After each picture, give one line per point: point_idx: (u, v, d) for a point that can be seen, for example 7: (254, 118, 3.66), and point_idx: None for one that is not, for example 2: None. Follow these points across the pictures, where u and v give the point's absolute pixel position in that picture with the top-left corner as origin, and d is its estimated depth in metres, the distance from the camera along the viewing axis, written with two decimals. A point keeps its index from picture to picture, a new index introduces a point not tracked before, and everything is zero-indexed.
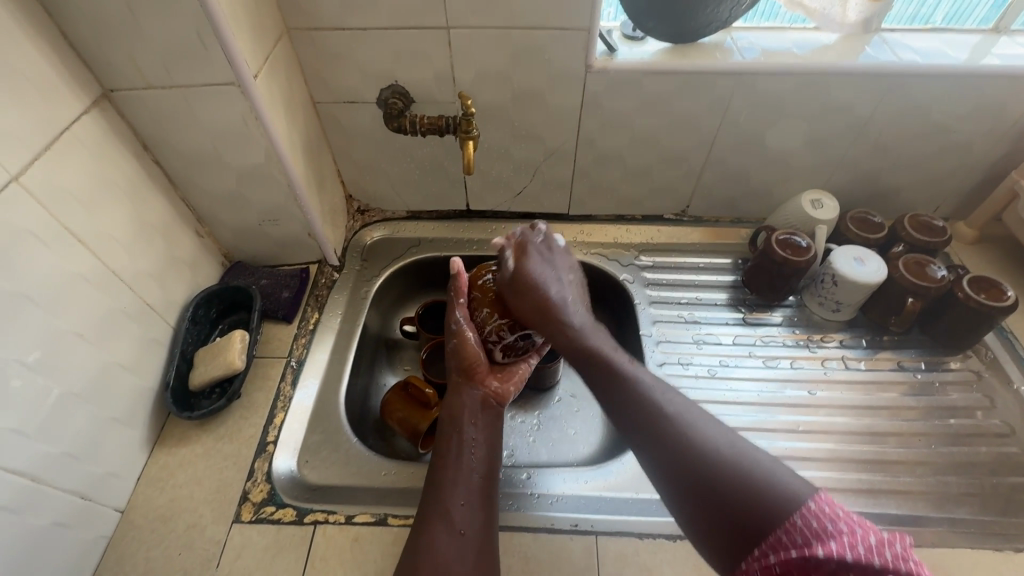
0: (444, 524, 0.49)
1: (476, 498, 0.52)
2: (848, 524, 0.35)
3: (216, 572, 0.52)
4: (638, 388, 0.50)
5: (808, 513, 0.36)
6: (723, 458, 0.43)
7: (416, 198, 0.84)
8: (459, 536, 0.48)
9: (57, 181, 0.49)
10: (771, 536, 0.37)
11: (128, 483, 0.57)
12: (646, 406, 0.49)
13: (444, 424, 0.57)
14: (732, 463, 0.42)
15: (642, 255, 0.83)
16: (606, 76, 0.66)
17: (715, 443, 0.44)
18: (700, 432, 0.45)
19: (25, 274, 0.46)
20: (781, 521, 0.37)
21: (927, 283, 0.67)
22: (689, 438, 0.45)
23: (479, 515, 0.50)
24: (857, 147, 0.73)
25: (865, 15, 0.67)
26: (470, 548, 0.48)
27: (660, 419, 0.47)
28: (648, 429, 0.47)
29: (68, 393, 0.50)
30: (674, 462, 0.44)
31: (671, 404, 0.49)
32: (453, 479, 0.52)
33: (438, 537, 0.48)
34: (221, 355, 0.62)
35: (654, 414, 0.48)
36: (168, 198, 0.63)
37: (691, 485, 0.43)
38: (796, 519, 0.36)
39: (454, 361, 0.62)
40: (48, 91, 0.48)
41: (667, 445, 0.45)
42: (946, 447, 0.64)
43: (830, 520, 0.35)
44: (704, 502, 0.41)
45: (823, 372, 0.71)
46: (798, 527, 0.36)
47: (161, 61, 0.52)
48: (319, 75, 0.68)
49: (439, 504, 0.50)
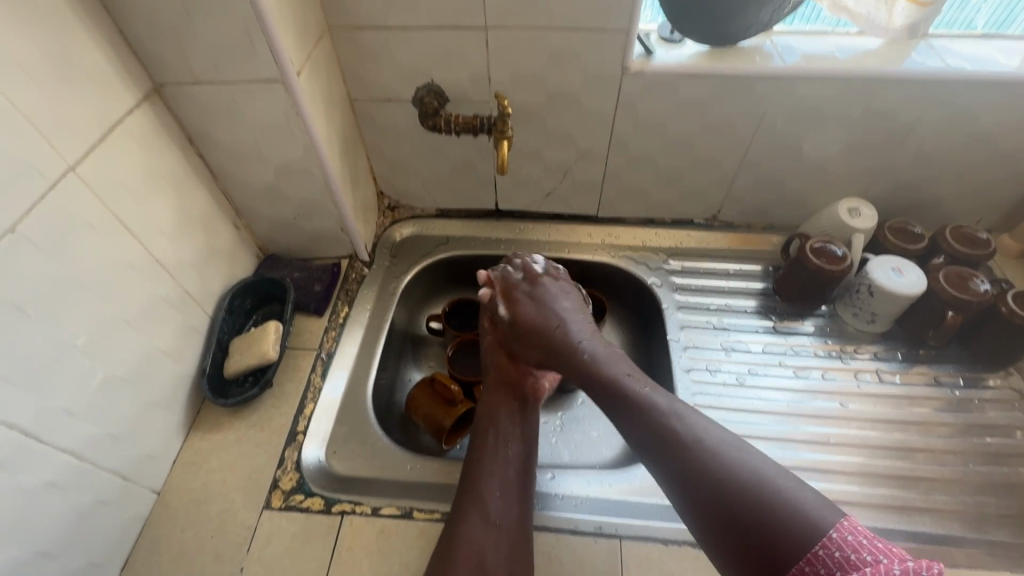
0: (480, 514, 0.50)
1: (511, 491, 0.53)
2: (874, 554, 0.36)
3: (246, 556, 0.54)
4: (655, 413, 0.49)
5: (832, 544, 0.37)
6: (744, 483, 0.42)
7: (445, 196, 0.85)
8: (494, 526, 0.50)
9: (109, 172, 0.51)
10: (794, 566, 0.38)
11: (164, 466, 0.58)
12: (664, 430, 0.48)
13: (480, 416, 0.59)
14: (755, 487, 0.42)
15: (671, 259, 0.82)
16: (642, 78, 0.65)
17: (737, 464, 0.44)
18: (722, 452, 0.45)
19: (78, 261, 0.48)
20: (804, 552, 0.38)
21: (970, 296, 0.65)
22: (709, 461, 0.44)
23: (514, 510, 0.51)
24: (899, 155, 0.71)
25: (912, 20, 0.64)
26: (504, 540, 0.49)
27: (678, 441, 0.46)
28: (667, 455, 0.46)
29: (113, 376, 0.51)
30: (695, 488, 0.44)
31: (688, 423, 0.48)
32: (489, 474, 0.54)
33: (473, 529, 0.49)
34: (255, 345, 0.64)
35: (672, 437, 0.47)
36: (209, 190, 0.65)
37: (712, 512, 0.43)
38: (818, 551, 0.38)
39: (490, 362, 0.64)
40: (104, 85, 0.50)
41: (686, 472, 0.45)
42: (983, 467, 0.62)
43: (854, 549, 0.37)
44: (725, 530, 0.42)
45: (856, 384, 0.69)
46: (822, 559, 0.37)
47: (209, 58, 0.53)
48: (357, 73, 0.69)
49: (476, 496, 0.52)
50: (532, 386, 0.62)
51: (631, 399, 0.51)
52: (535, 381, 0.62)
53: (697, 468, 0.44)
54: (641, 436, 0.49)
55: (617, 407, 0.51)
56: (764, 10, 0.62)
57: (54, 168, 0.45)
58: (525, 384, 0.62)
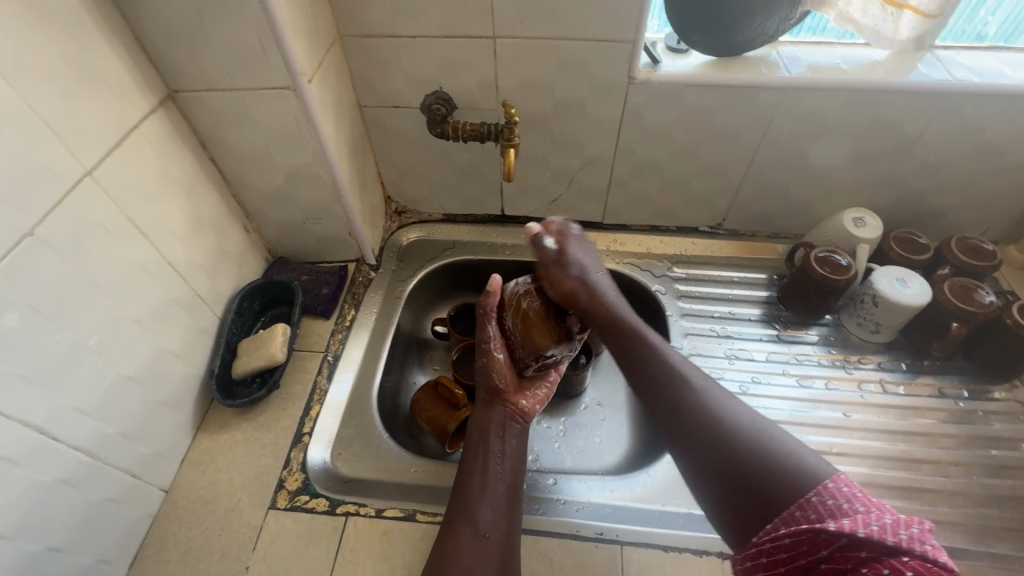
0: (469, 525, 0.50)
1: (501, 507, 0.52)
2: (865, 506, 0.34)
3: (252, 555, 0.54)
4: (667, 366, 0.50)
5: (823, 491, 0.36)
6: (746, 432, 0.42)
7: (452, 201, 0.86)
8: (482, 539, 0.49)
9: (124, 175, 0.52)
10: (785, 509, 0.36)
11: (173, 464, 0.59)
12: (674, 383, 0.48)
13: (473, 433, 0.58)
14: (755, 438, 0.41)
15: (676, 267, 0.83)
16: (648, 88, 0.66)
17: (742, 418, 0.43)
18: (728, 410, 0.44)
19: (93, 262, 0.49)
20: (798, 497, 0.36)
21: (975, 308, 0.65)
22: (713, 413, 0.44)
23: (504, 525, 0.51)
24: (904, 166, 0.71)
25: (918, 32, 0.63)
26: (494, 554, 0.48)
27: (685, 392, 0.47)
28: (673, 407, 0.46)
29: (125, 376, 0.52)
30: (696, 438, 0.43)
31: (698, 380, 0.48)
32: (479, 488, 0.53)
33: (463, 544, 0.48)
34: (263, 347, 0.65)
35: (680, 389, 0.47)
36: (220, 193, 0.66)
37: (709, 460, 0.42)
38: (811, 496, 0.36)
39: (482, 379, 0.62)
40: (121, 91, 0.51)
41: (689, 422, 0.44)
42: (987, 479, 0.62)
43: (846, 500, 0.35)
44: (719, 478, 0.41)
45: (859, 395, 0.69)
46: (812, 504, 0.36)
47: (223, 65, 0.54)
48: (367, 81, 0.70)
49: (467, 508, 0.51)
50: (523, 407, 0.61)
51: (645, 353, 0.52)
52: (525, 403, 0.62)
53: (702, 419, 0.44)
54: (649, 387, 0.49)
55: (630, 362, 0.52)
56: (770, 20, 0.63)
57: (72, 171, 0.46)
58: (517, 404, 0.61)
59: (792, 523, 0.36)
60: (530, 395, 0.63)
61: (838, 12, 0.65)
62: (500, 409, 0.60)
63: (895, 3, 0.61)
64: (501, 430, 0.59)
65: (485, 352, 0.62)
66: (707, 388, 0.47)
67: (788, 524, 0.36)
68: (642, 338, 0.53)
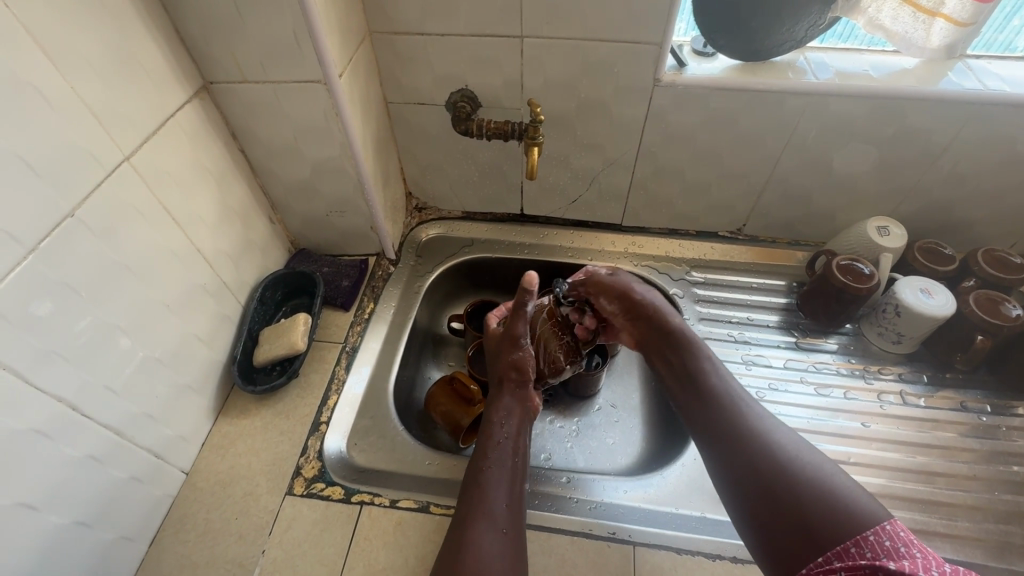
0: (488, 521, 0.48)
1: (516, 501, 0.51)
2: (922, 552, 0.35)
3: (268, 539, 0.55)
4: (724, 395, 0.52)
5: (881, 532, 0.37)
6: (801, 467, 0.44)
7: (472, 199, 0.87)
8: (502, 534, 0.47)
9: (159, 163, 0.53)
10: (839, 545, 0.38)
11: (194, 447, 0.61)
12: (728, 410, 0.50)
13: (490, 427, 0.56)
14: (810, 474, 0.43)
15: (694, 271, 0.82)
16: (673, 90, 0.66)
17: (797, 452, 0.45)
18: (783, 441, 0.46)
19: (127, 246, 0.50)
20: (853, 535, 0.38)
21: (1001, 321, 0.64)
22: (770, 444, 0.46)
23: (518, 518, 0.50)
24: (931, 175, 0.70)
25: (950, 41, 0.62)
26: (510, 548, 0.47)
27: (740, 423, 0.49)
28: (726, 435, 0.48)
29: (151, 357, 0.53)
30: (747, 464, 0.45)
31: (754, 411, 0.50)
32: (495, 481, 0.51)
33: (481, 536, 0.47)
34: (285, 336, 0.66)
35: (737, 419, 0.49)
36: (248, 184, 0.68)
37: (760, 488, 0.44)
38: (868, 535, 0.37)
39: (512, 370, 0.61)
40: (160, 82, 0.53)
41: (741, 448, 0.47)
42: (1009, 495, 0.61)
43: (903, 544, 0.36)
44: (771, 508, 0.42)
45: (879, 406, 0.69)
46: (869, 542, 0.37)
47: (258, 57, 0.56)
48: (394, 77, 0.71)
49: (483, 503, 0.49)
50: (535, 405, 0.62)
51: (702, 380, 0.54)
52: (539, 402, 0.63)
53: (755, 448, 0.46)
54: (704, 415, 0.51)
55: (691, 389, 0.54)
56: (797, 26, 0.63)
57: (111, 157, 0.48)
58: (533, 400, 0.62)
59: (847, 558, 0.37)
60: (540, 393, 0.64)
61: (868, 19, 0.63)
62: (522, 404, 0.60)
63: (928, 11, 0.60)
64: (519, 423, 0.58)
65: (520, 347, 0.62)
66: (760, 419, 0.49)
67: (843, 559, 0.37)
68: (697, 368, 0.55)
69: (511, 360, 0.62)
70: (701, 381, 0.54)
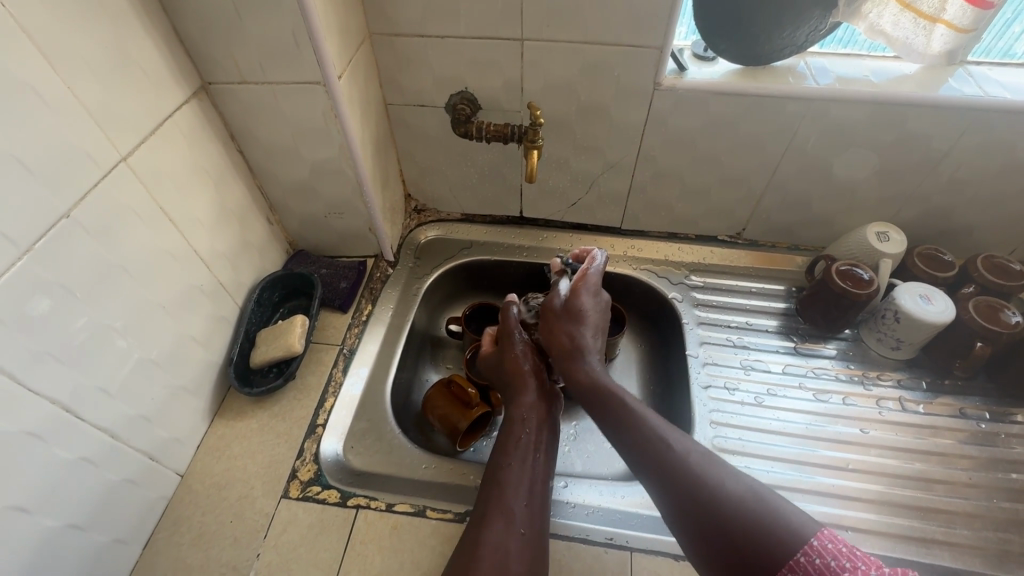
0: (504, 521, 0.49)
1: (536, 501, 0.52)
2: (852, 561, 0.38)
3: (262, 543, 0.55)
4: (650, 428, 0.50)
5: (810, 551, 0.39)
6: (733, 495, 0.44)
7: (472, 201, 0.86)
8: (519, 535, 0.48)
9: (156, 163, 0.53)
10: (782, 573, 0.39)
11: (189, 449, 0.60)
12: (656, 443, 0.49)
13: (510, 426, 0.58)
14: (741, 500, 0.44)
15: (693, 275, 0.82)
16: (674, 94, 0.66)
17: (724, 479, 0.46)
18: (713, 470, 0.47)
19: (123, 247, 0.50)
20: (787, 559, 0.39)
21: (999, 328, 0.64)
22: (699, 476, 0.46)
23: (538, 518, 0.51)
24: (931, 181, 0.70)
25: (951, 47, 0.62)
26: (527, 548, 0.48)
27: (669, 457, 0.48)
28: (657, 470, 0.48)
29: (146, 358, 0.53)
30: (684, 500, 0.45)
31: (679, 441, 0.49)
32: (515, 481, 0.52)
33: (498, 536, 0.48)
34: (282, 338, 0.66)
35: (664, 451, 0.48)
36: (247, 185, 0.68)
37: (701, 525, 0.44)
38: (800, 557, 0.39)
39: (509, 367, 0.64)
40: (158, 82, 0.52)
41: (675, 483, 0.46)
42: (1007, 503, 0.60)
43: (833, 557, 0.38)
44: (715, 542, 0.43)
45: (877, 412, 0.68)
46: (805, 565, 0.39)
47: (257, 59, 0.56)
48: (393, 79, 0.71)
49: (504, 504, 0.50)
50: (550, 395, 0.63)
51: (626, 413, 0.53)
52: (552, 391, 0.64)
53: (688, 481, 0.46)
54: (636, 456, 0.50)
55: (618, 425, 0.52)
56: (799, 31, 0.63)
57: (108, 157, 0.47)
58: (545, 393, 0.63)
59: None
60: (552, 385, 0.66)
61: (869, 24, 0.63)
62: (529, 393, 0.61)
63: (928, 16, 0.60)
64: (539, 423, 0.59)
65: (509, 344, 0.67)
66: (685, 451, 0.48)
67: None
68: (622, 402, 0.54)
69: (509, 358, 0.65)
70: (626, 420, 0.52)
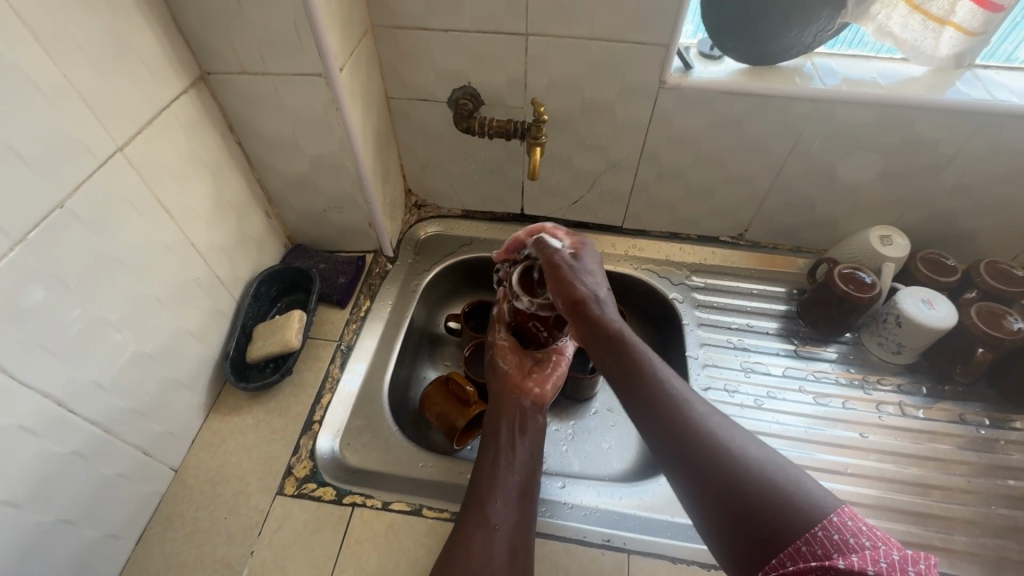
0: (480, 518, 0.50)
1: (514, 498, 0.52)
2: (871, 540, 0.34)
3: (256, 540, 0.54)
4: (665, 388, 0.48)
5: (831, 526, 0.36)
6: (752, 465, 0.41)
7: (472, 198, 0.86)
8: (493, 530, 0.49)
9: (153, 154, 0.52)
10: (791, 544, 0.36)
11: (183, 444, 0.60)
12: (673, 410, 0.46)
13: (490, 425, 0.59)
14: (762, 471, 0.41)
15: (694, 275, 0.82)
16: (679, 92, 0.65)
17: (745, 450, 0.43)
18: (733, 440, 0.44)
19: (119, 238, 0.49)
20: (803, 531, 0.36)
21: (1002, 334, 0.64)
22: (719, 446, 0.43)
23: (515, 516, 0.51)
24: (935, 186, 0.70)
25: (959, 49, 0.62)
26: (504, 543, 0.48)
27: (684, 419, 0.45)
28: (671, 439, 0.45)
29: (141, 352, 0.52)
30: (700, 469, 0.42)
31: (702, 411, 0.46)
32: (492, 478, 0.53)
33: (472, 534, 0.48)
34: (279, 332, 0.65)
35: (683, 418, 0.45)
36: (245, 177, 0.67)
37: (714, 493, 0.41)
38: (817, 531, 0.36)
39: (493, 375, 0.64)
40: (157, 72, 0.52)
41: (691, 449, 0.44)
42: (1005, 509, 0.60)
43: (852, 535, 0.35)
44: (728, 514, 0.40)
45: (877, 416, 0.68)
46: (818, 538, 0.36)
47: (257, 49, 0.55)
48: (396, 72, 0.70)
49: (480, 505, 0.51)
50: (535, 394, 0.62)
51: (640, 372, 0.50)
52: (538, 390, 0.63)
53: (705, 450, 0.43)
54: (647, 413, 0.47)
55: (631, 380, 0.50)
56: (807, 31, 0.62)
57: (103, 147, 0.46)
58: (529, 392, 0.62)
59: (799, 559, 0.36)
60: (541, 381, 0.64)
61: (877, 26, 0.63)
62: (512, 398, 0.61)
63: (938, 18, 0.59)
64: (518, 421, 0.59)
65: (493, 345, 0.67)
66: (702, 417, 0.46)
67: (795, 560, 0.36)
68: (642, 366, 0.50)
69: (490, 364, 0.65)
70: (641, 378, 0.49)
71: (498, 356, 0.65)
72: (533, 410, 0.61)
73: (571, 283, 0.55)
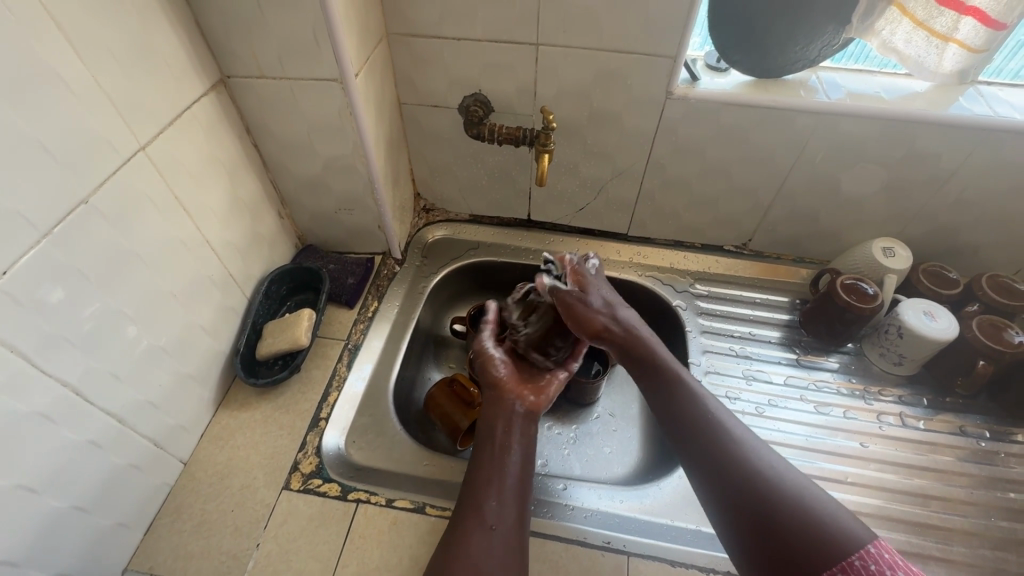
0: (476, 519, 0.50)
1: (510, 497, 0.52)
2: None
3: (262, 534, 0.55)
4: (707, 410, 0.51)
5: (866, 556, 0.36)
6: (791, 490, 0.42)
7: (480, 203, 0.87)
8: (489, 531, 0.49)
9: (173, 153, 0.54)
10: (825, 570, 0.37)
11: (193, 437, 0.61)
12: (713, 433, 0.49)
13: (483, 431, 0.58)
14: (799, 497, 0.42)
15: (698, 283, 0.83)
16: (686, 103, 0.66)
17: (788, 479, 0.44)
18: (770, 465, 0.45)
19: (138, 235, 0.50)
20: (838, 558, 0.37)
21: (1003, 347, 0.64)
22: (758, 469, 0.45)
23: (512, 516, 0.51)
24: (938, 200, 0.71)
25: (962, 66, 0.62)
26: (501, 545, 0.48)
27: (724, 442, 0.48)
28: (710, 460, 0.47)
29: (155, 345, 0.54)
30: (734, 488, 0.44)
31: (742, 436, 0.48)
32: (486, 481, 0.53)
33: (469, 534, 0.49)
34: (289, 331, 0.66)
35: (720, 440, 0.48)
36: (260, 178, 0.68)
37: (745, 513, 0.43)
38: (853, 559, 0.36)
39: (484, 381, 0.64)
40: (179, 74, 0.53)
41: (729, 471, 0.45)
42: (1005, 522, 0.60)
43: (889, 568, 0.35)
44: (761, 536, 0.41)
45: (878, 426, 0.69)
46: (855, 567, 0.36)
47: (276, 54, 0.56)
48: (408, 79, 0.71)
49: (475, 506, 0.51)
50: (530, 402, 0.62)
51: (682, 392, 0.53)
52: (533, 398, 0.62)
53: (743, 474, 0.45)
54: (689, 437, 0.50)
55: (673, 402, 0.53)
56: (813, 44, 0.64)
57: (127, 146, 0.48)
58: (524, 398, 0.62)
59: None
60: (536, 390, 0.63)
61: (881, 41, 0.63)
62: (501, 402, 0.60)
63: (942, 35, 0.60)
64: (510, 422, 0.59)
65: (488, 357, 0.65)
66: (745, 441, 0.48)
67: None
68: (681, 383, 0.53)
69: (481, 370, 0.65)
70: (682, 397, 0.53)
71: (493, 364, 0.64)
72: (523, 415, 0.60)
73: (587, 319, 0.60)
